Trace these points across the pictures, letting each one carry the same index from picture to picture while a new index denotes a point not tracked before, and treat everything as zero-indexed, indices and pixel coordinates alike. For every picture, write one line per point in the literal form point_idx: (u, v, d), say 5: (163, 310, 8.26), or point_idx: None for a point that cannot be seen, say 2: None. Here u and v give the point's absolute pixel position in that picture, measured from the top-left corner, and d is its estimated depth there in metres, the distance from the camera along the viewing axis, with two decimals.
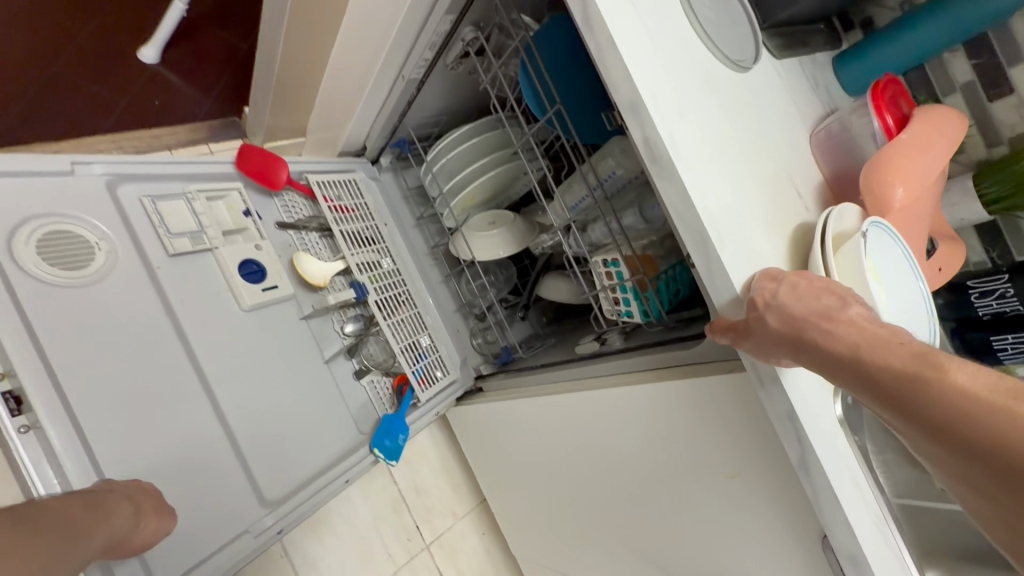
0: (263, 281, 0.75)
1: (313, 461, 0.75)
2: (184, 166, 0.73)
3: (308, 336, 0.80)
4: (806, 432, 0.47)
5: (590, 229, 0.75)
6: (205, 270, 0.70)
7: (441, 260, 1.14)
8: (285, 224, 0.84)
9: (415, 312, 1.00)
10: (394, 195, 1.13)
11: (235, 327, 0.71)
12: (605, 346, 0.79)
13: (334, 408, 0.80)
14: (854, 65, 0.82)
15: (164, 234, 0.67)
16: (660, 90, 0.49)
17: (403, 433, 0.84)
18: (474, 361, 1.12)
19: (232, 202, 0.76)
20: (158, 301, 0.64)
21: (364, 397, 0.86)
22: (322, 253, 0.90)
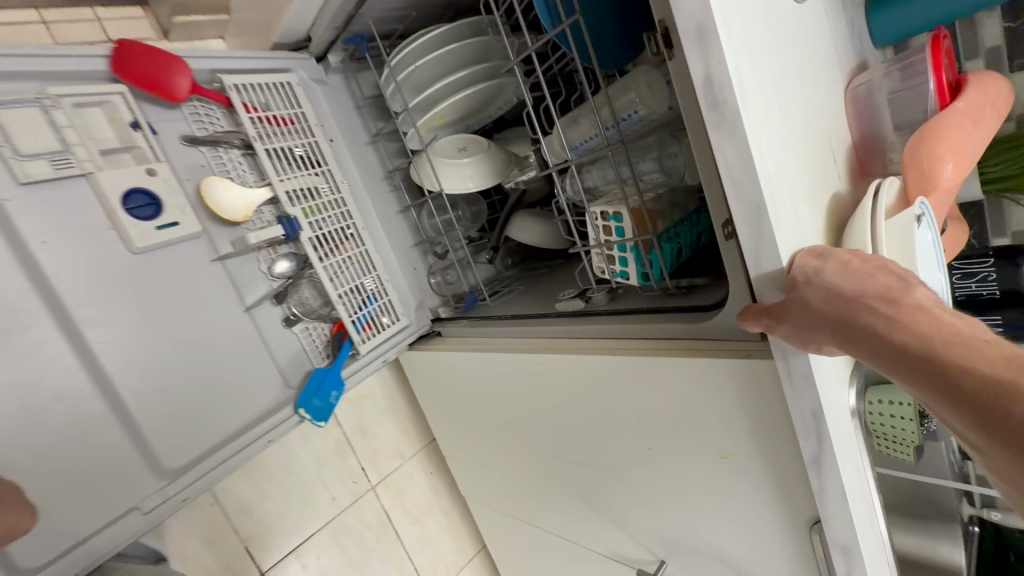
0: (157, 218, 0.70)
1: (225, 426, 0.74)
2: (50, 59, 0.62)
3: (225, 280, 0.77)
4: (828, 430, 0.44)
5: (590, 173, 0.65)
6: (77, 199, 0.64)
7: (400, 188, 1.00)
8: (191, 140, 0.75)
9: (364, 249, 0.91)
10: (345, 105, 0.95)
11: (121, 269, 0.67)
12: (589, 305, 0.72)
13: (255, 357, 0.79)
14: (881, 17, 0.74)
15: (12, 155, 0.59)
16: (730, 12, 0.39)
17: (336, 389, 0.83)
18: (432, 303, 1.03)
19: (114, 112, 0.68)
20: (7, 241, 0.59)
21: (296, 346, 0.84)
22: (246, 175, 0.82)
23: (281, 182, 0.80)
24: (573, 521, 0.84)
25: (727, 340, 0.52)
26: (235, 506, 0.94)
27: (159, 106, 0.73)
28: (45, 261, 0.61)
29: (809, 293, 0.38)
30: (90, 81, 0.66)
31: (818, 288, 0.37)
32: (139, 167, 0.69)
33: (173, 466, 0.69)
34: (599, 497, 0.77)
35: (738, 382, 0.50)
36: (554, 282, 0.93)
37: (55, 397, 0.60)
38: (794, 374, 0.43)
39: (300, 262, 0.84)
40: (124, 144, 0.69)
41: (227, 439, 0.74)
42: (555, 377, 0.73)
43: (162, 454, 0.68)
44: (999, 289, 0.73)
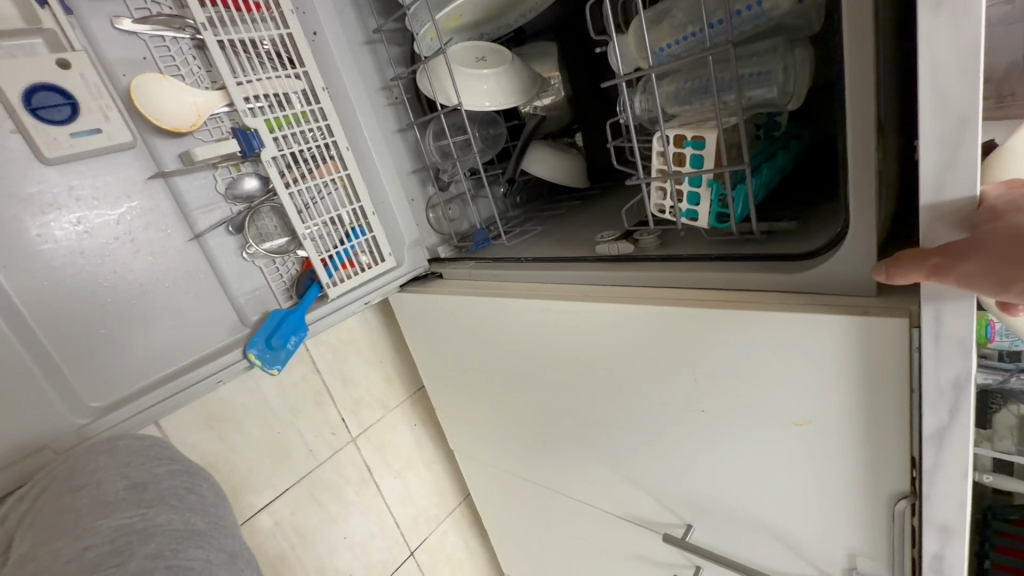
0: (74, 123, 0.56)
1: (163, 367, 0.63)
2: None
3: (168, 199, 0.64)
4: (966, 402, 0.38)
5: (668, 88, 0.54)
6: None
7: (401, 102, 0.85)
8: (126, 26, 0.59)
9: (346, 176, 0.76)
10: None
11: (24, 178, 0.54)
12: (638, 249, 0.63)
13: (208, 293, 0.67)
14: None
15: None
16: None
17: (295, 334, 0.70)
18: (431, 241, 0.90)
19: None
20: None
21: (260, 281, 0.72)
22: (200, 74, 0.65)
23: (239, 87, 0.65)
24: (586, 481, 0.79)
25: (830, 294, 0.45)
26: (199, 460, 0.82)
27: None
28: None
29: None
30: None
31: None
32: (48, 55, 0.54)
33: (97, 405, 0.58)
34: (624, 460, 0.71)
35: (843, 343, 0.43)
36: (577, 224, 0.83)
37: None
38: (944, 334, 0.36)
39: (266, 185, 0.70)
40: (31, 25, 0.54)
41: (173, 374, 0.64)
42: (589, 329, 0.64)
43: (83, 396, 0.58)
44: None
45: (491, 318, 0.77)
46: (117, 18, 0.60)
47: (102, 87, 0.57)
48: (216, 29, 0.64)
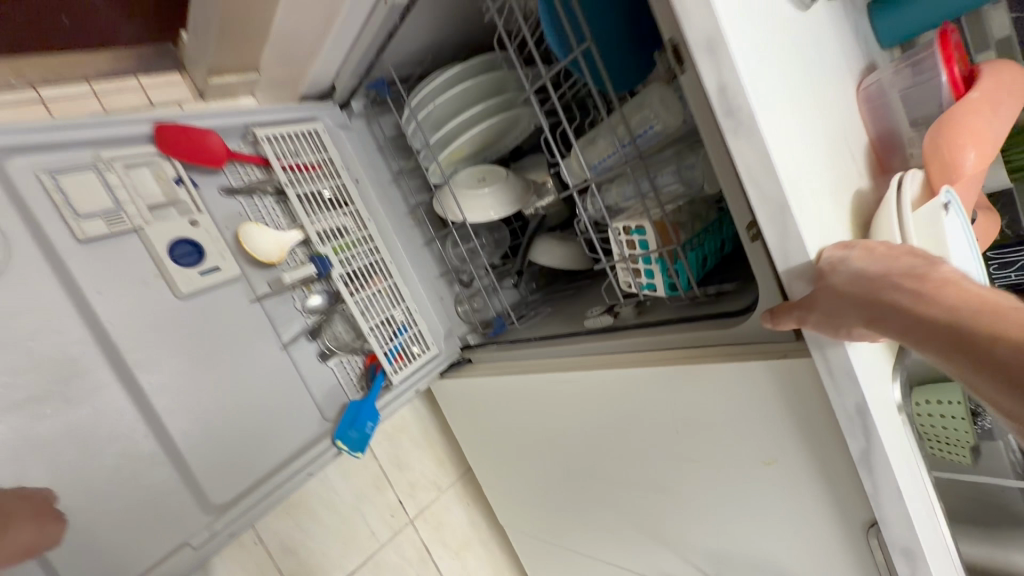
0: (201, 264, 0.74)
1: (264, 464, 0.77)
2: (98, 128, 0.68)
3: (264, 318, 0.80)
4: (875, 425, 0.43)
5: (610, 191, 0.67)
6: (129, 253, 0.69)
7: (423, 222, 1.04)
8: (230, 191, 0.80)
9: (391, 283, 0.94)
10: (370, 147, 1.00)
11: (168, 313, 0.70)
12: (618, 320, 0.73)
13: (294, 394, 0.81)
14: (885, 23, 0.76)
15: (72, 217, 0.64)
16: (738, 23, 0.40)
17: (371, 421, 0.86)
18: (460, 331, 1.04)
19: (161, 170, 0.73)
20: (67, 294, 0.63)
21: (331, 379, 0.87)
22: (280, 220, 0.86)
23: (312, 223, 0.84)
24: (617, 545, 0.82)
25: (763, 344, 0.52)
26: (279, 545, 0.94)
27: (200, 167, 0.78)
28: (102, 311, 0.65)
29: (838, 281, 0.39)
30: (136, 146, 0.71)
31: (845, 276, 0.39)
32: (182, 218, 0.74)
33: (219, 501, 0.72)
34: (643, 518, 0.75)
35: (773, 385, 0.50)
36: (578, 302, 0.94)
37: (114, 434, 0.64)
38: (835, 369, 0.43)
39: (331, 298, 0.87)
40: (169, 199, 0.73)
41: (275, 470, 0.78)
42: (588, 395, 0.72)
43: (210, 491, 0.71)
44: None
45: (513, 394, 0.87)
46: (221, 186, 0.80)
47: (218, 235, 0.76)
48: (293, 184, 0.85)
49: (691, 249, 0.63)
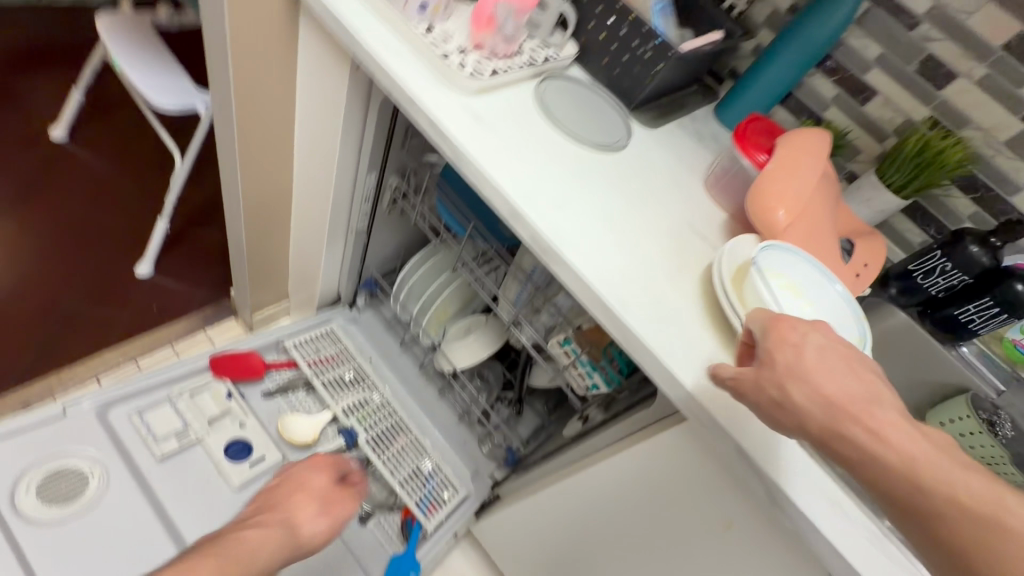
0: (250, 457, 0.87)
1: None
2: (168, 371, 0.88)
3: None
4: (762, 465, 0.49)
5: (540, 315, 0.78)
6: (193, 462, 0.83)
7: (434, 377, 1.18)
8: (269, 393, 0.98)
9: (414, 439, 1.06)
10: (379, 328, 1.21)
11: (226, 508, 0.82)
12: (588, 423, 0.80)
13: (342, 561, 0.92)
14: (732, 107, 0.88)
15: (152, 441, 0.81)
16: (535, 192, 0.57)
17: (412, 570, 0.94)
18: (488, 469, 1.12)
19: (215, 390, 0.91)
20: (149, 505, 0.77)
21: (373, 540, 0.96)
22: (312, 406, 1.01)
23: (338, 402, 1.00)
24: None
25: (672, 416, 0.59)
26: None
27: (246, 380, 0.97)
28: (176, 514, 0.78)
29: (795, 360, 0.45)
30: (195, 375, 0.91)
31: (811, 355, 0.45)
32: (232, 423, 0.89)
33: None
34: None
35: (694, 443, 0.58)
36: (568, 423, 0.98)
37: None
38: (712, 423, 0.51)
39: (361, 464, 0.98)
40: (222, 410, 0.89)
41: None
42: (582, 501, 0.76)
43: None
44: (967, 274, 0.71)
45: (534, 519, 0.90)
46: (262, 391, 0.98)
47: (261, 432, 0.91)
48: (318, 375, 1.02)
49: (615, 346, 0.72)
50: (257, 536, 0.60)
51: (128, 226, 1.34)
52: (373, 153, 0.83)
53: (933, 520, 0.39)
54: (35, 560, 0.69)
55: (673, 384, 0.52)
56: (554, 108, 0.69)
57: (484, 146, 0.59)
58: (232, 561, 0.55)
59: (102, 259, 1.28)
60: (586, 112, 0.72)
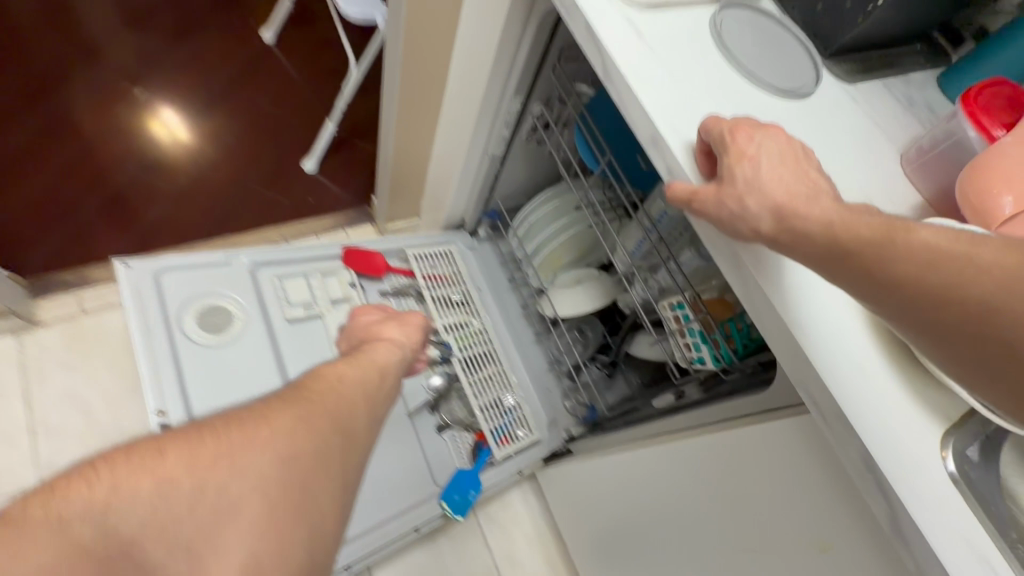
0: None
1: (404, 501, 0.90)
2: (309, 252, 1.00)
3: (412, 432, 0.95)
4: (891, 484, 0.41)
5: (655, 276, 0.75)
6: (314, 332, 0.94)
7: (533, 321, 1.18)
8: (385, 291, 1.04)
9: (500, 371, 1.07)
10: (491, 262, 1.22)
11: None
12: (683, 399, 0.74)
13: (417, 465, 0.93)
14: (961, 80, 0.70)
15: (285, 305, 0.92)
16: (681, 124, 0.52)
17: (473, 489, 0.93)
18: (565, 422, 1.12)
19: (342, 277, 1.01)
20: (273, 355, 0.88)
21: (445, 450, 0.97)
22: None
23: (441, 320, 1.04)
24: None
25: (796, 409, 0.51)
26: None
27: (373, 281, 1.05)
28: (292, 368, 0.89)
29: (739, 176, 0.44)
30: (330, 259, 1.02)
31: None
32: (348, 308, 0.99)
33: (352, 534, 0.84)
34: None
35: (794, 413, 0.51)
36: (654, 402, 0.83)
37: (378, 493, 0.88)
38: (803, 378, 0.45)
39: (450, 381, 1.00)
40: (345, 296, 0.99)
41: (400, 512, 0.89)
42: (665, 476, 0.71)
43: (353, 522, 0.84)
44: None
45: (603, 478, 0.86)
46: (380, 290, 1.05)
47: None
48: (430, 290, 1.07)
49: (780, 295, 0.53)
50: (349, 372, 0.57)
51: (298, 125, 1.51)
52: (522, 75, 0.80)
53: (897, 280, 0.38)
54: (186, 364, 0.79)
55: (787, 348, 0.46)
56: (731, 43, 0.60)
57: (640, 68, 0.54)
58: (349, 391, 0.53)
59: (276, 144, 1.47)
60: (767, 53, 0.62)
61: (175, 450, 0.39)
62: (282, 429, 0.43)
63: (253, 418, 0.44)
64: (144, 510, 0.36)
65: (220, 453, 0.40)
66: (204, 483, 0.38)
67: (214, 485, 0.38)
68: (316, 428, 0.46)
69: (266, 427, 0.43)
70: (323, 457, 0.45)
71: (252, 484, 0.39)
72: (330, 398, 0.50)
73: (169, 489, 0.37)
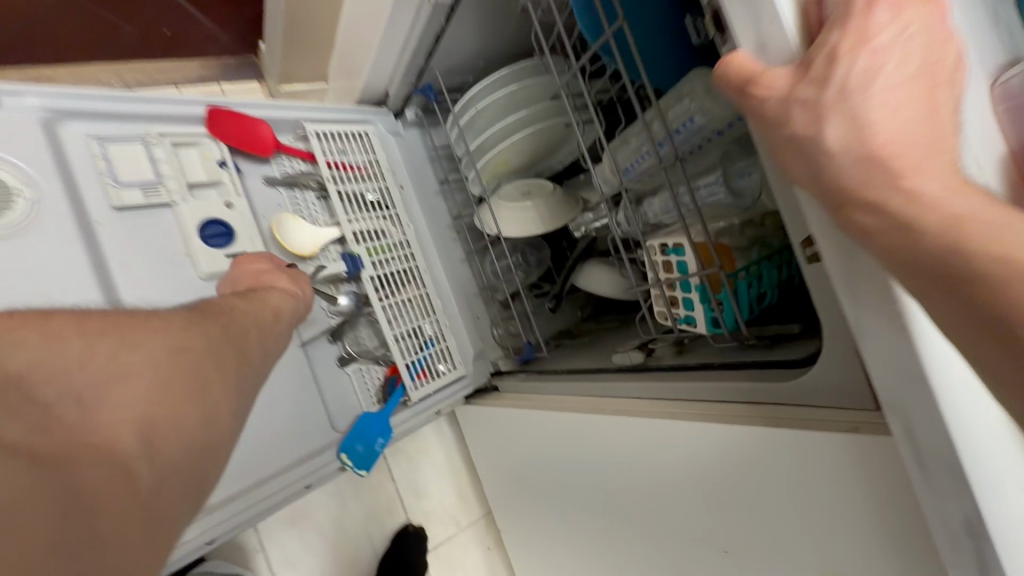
0: (229, 246, 0.70)
1: (286, 458, 0.70)
2: (152, 104, 0.68)
3: (307, 365, 0.75)
4: None
5: (646, 203, 0.58)
6: (159, 227, 0.65)
7: (465, 235, 0.96)
8: (274, 180, 0.77)
9: (423, 294, 0.87)
10: (418, 156, 0.96)
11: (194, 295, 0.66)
12: (653, 360, 0.59)
13: (310, 406, 0.74)
14: None
15: (110, 183, 0.62)
16: None
17: (381, 436, 0.76)
18: (493, 354, 0.95)
19: (206, 150, 0.71)
20: (89, 257, 0.59)
21: (348, 387, 0.78)
22: (318, 216, 0.81)
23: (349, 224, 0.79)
24: None
25: (850, 419, 0.36)
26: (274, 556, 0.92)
27: (253, 161, 0.76)
28: (122, 277, 0.61)
29: (839, 73, 0.25)
30: (188, 124, 0.71)
31: None
32: (218, 198, 0.71)
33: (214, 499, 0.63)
34: None
35: (848, 428, 0.35)
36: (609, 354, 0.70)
37: (255, 444, 0.68)
38: (907, 401, 0.29)
39: (358, 302, 0.81)
40: (211, 179, 0.70)
41: (285, 469, 0.69)
42: (621, 461, 0.57)
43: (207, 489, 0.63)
44: None
45: (535, 437, 0.73)
46: (266, 176, 0.77)
47: (252, 220, 0.73)
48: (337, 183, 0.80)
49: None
50: (243, 302, 0.50)
51: None
52: None
53: (948, 279, 0.24)
54: None
55: (891, 358, 0.29)
56: None
57: None
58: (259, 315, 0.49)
59: None
60: None
61: (91, 323, 0.37)
62: (180, 328, 0.39)
63: (154, 316, 0.40)
64: (33, 354, 0.34)
65: (113, 332, 0.37)
66: (88, 353, 0.35)
67: (105, 354, 0.35)
68: (221, 335, 0.42)
69: (157, 326, 0.39)
70: (222, 366, 0.40)
71: (143, 366, 0.35)
72: (234, 315, 0.46)
73: (56, 348, 0.35)
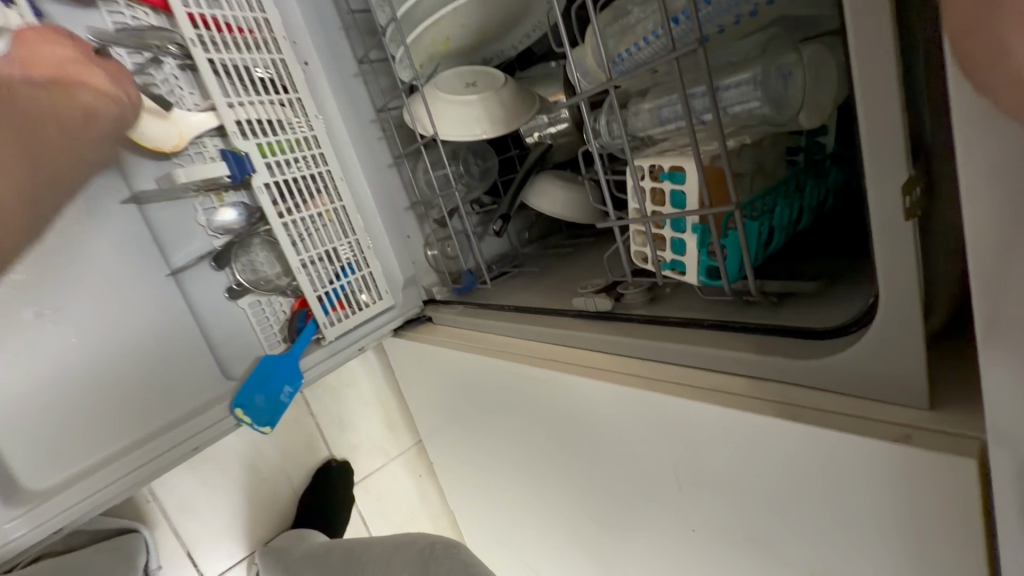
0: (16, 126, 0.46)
1: (143, 426, 0.55)
2: None
3: (180, 297, 0.59)
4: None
5: (633, 108, 0.44)
6: None
7: (392, 133, 0.77)
8: (104, 35, 0.53)
9: (339, 208, 0.69)
10: (329, 20, 0.71)
11: None
12: (623, 308, 0.49)
13: (188, 350, 0.59)
14: None
15: None
16: None
17: (288, 384, 0.63)
18: (425, 281, 0.80)
19: None
20: None
21: (242, 323, 0.63)
22: (184, 94, 0.58)
23: (230, 109, 0.59)
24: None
25: (895, 424, 0.29)
26: (171, 505, 0.81)
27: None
28: None
29: None
30: None
31: None
32: None
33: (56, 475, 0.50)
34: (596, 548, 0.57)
35: (894, 435, 0.28)
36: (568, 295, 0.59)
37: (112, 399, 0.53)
38: None
39: (250, 216, 0.63)
40: None
41: (159, 430, 0.56)
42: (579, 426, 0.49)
43: (22, 471, 0.48)
44: None
45: (476, 383, 0.64)
46: (92, 30, 0.54)
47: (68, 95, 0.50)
48: (208, 48, 0.57)
49: (925, 203, 0.28)
50: None
51: None
52: None
53: None
54: None
55: None
56: None
57: None
58: None
59: None
60: None
61: None
62: None
63: None
64: None
65: None
66: None
67: None
68: None
69: None
70: None
71: None
72: None
73: None
